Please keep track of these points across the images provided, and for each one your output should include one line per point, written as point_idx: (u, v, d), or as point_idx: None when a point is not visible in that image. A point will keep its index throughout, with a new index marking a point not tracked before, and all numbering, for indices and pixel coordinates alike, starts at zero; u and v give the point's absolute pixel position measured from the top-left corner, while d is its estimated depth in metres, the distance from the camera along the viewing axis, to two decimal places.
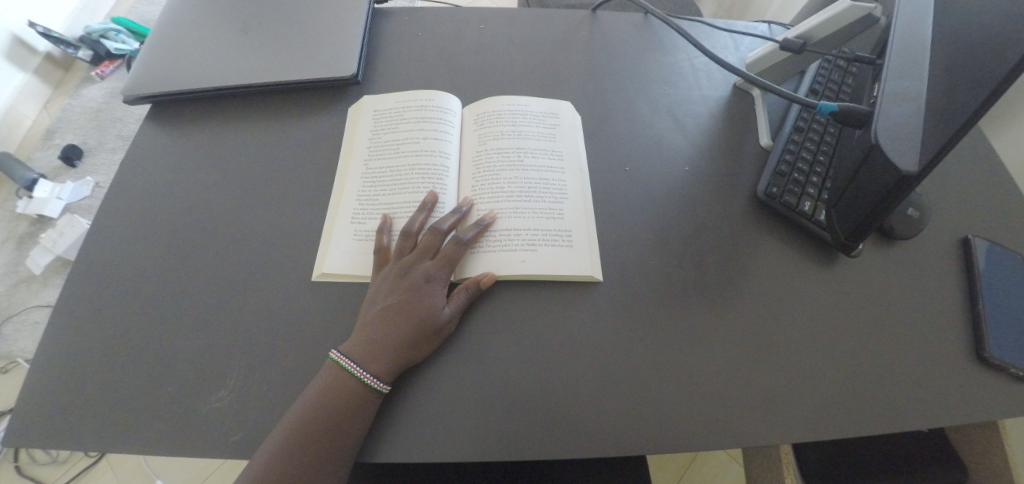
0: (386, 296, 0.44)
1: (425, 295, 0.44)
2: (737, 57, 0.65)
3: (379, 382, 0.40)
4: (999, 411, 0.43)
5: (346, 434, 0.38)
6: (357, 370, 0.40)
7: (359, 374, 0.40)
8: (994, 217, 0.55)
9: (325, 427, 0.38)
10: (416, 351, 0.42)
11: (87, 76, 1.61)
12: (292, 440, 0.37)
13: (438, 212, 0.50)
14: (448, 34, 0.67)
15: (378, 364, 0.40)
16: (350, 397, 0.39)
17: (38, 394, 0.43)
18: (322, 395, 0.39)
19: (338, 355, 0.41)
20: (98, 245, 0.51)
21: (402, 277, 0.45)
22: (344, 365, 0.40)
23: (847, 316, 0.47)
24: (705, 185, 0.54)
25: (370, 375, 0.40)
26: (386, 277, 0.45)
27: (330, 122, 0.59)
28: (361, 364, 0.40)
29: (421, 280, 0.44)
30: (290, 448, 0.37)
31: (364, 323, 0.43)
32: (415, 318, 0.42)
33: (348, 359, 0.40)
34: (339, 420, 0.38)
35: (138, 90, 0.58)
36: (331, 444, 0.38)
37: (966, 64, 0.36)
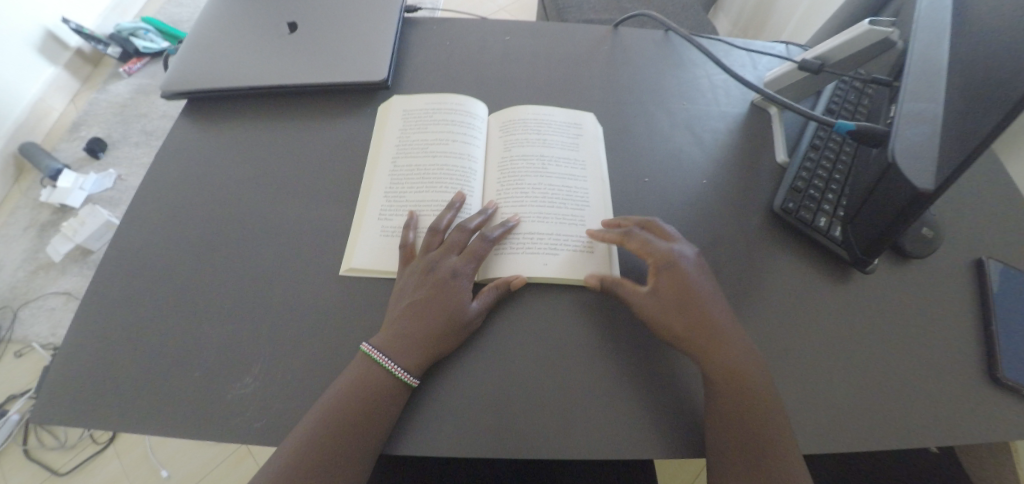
0: (414, 291, 0.45)
1: (451, 291, 0.45)
2: (755, 75, 0.67)
3: (408, 376, 0.41)
4: (1012, 432, 0.43)
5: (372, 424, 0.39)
6: (388, 362, 0.41)
7: (388, 367, 0.41)
8: (1009, 241, 0.55)
9: (354, 418, 0.39)
10: (442, 346, 0.43)
11: (115, 72, 1.66)
12: (324, 427, 0.39)
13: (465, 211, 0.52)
14: (474, 44, 0.69)
15: (406, 356, 0.42)
16: (377, 389, 0.40)
17: (71, 373, 0.44)
18: (352, 388, 0.40)
19: (369, 347, 0.42)
20: (132, 233, 0.53)
21: (430, 273, 0.46)
22: (375, 357, 0.42)
23: (860, 332, 0.48)
24: (721, 199, 0.55)
25: (400, 368, 0.41)
26: (414, 272, 0.47)
27: (358, 124, 0.61)
28: (390, 356, 0.41)
29: (448, 275, 0.46)
30: (321, 435, 0.38)
31: (393, 315, 0.44)
32: (443, 313, 0.44)
33: (378, 351, 0.42)
34: (367, 411, 0.39)
35: (177, 87, 0.61)
36: (357, 435, 0.39)
37: (982, 89, 0.37)
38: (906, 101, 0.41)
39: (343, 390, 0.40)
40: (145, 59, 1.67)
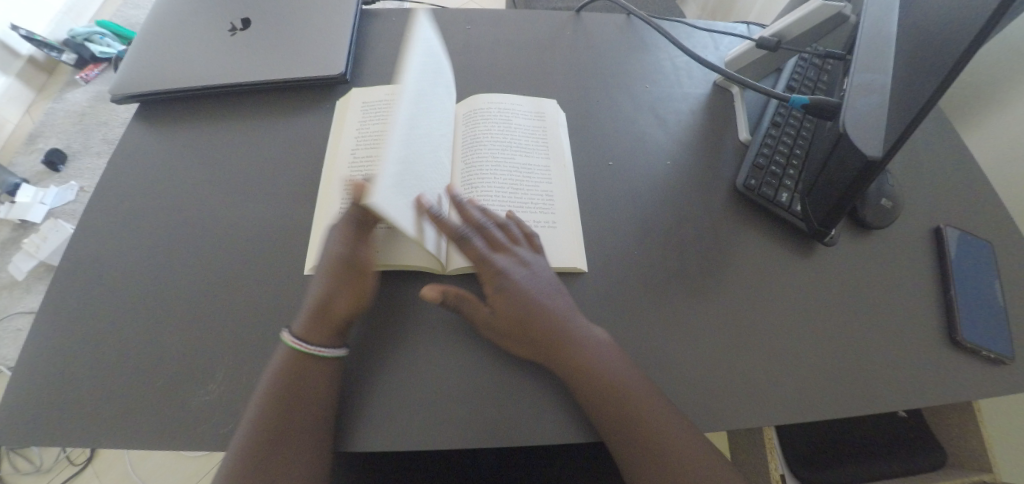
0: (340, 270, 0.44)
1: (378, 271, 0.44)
2: (717, 56, 0.67)
3: (329, 350, 0.40)
4: (971, 390, 0.45)
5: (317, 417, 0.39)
6: (304, 345, 0.40)
7: (312, 350, 0.40)
8: (964, 207, 0.57)
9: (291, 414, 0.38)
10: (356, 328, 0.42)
11: (70, 79, 1.59)
12: (261, 415, 0.38)
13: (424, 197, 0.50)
14: (436, 34, 0.68)
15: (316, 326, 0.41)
16: (311, 380, 0.39)
17: (24, 392, 0.43)
18: (279, 386, 0.39)
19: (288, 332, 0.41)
20: (85, 243, 0.50)
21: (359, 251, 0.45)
22: (293, 343, 0.40)
23: (824, 303, 0.49)
24: (687, 179, 0.55)
25: (315, 347, 0.40)
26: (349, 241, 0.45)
27: (319, 120, 0.59)
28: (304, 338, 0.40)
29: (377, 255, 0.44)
30: (260, 423, 0.38)
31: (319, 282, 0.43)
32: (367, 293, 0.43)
33: (299, 329, 0.41)
34: (307, 405, 0.38)
35: (126, 90, 0.58)
36: (300, 430, 0.38)
37: (926, 56, 0.38)
38: (855, 72, 0.42)
39: (270, 391, 0.39)
40: (103, 65, 1.61)
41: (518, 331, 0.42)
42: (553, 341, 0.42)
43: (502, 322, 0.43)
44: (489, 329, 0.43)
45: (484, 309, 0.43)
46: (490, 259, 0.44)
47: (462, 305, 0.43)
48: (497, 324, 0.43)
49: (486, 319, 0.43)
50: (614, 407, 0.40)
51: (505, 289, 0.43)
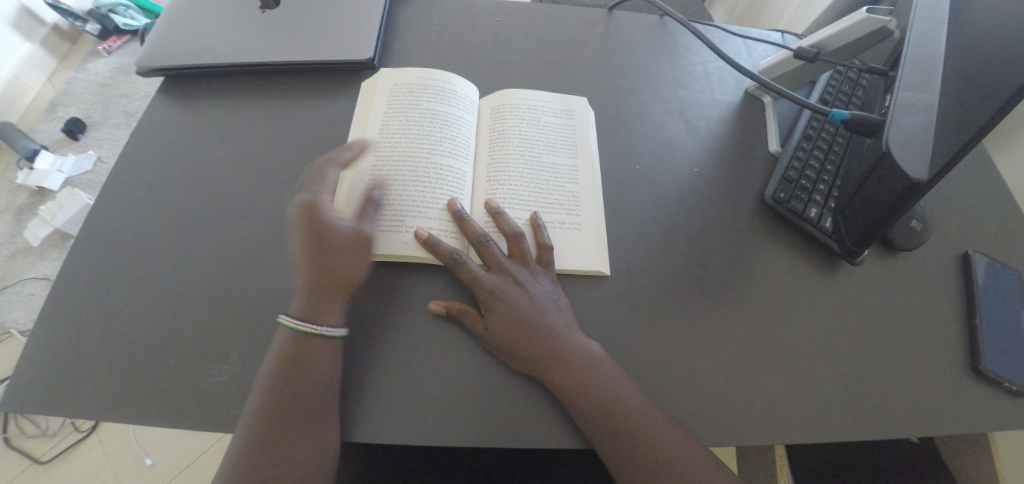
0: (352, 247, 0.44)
1: None
2: (751, 63, 0.66)
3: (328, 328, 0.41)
4: (993, 423, 0.44)
5: (321, 414, 0.38)
6: (308, 324, 0.40)
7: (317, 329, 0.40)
8: (996, 234, 0.55)
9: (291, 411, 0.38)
10: None
11: (93, 50, 1.60)
12: (276, 390, 0.38)
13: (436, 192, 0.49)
14: (465, 25, 0.67)
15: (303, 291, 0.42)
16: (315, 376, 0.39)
17: (40, 360, 0.43)
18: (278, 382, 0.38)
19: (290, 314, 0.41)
20: (105, 215, 0.50)
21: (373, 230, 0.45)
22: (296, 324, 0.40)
23: (847, 324, 0.47)
24: (713, 188, 0.54)
25: (319, 327, 0.40)
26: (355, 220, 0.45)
27: (343, 105, 0.59)
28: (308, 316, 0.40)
29: None
30: (275, 397, 0.38)
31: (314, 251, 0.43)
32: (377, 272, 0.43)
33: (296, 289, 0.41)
34: (308, 400, 0.38)
35: (153, 63, 0.58)
36: (303, 430, 0.37)
37: (980, 77, 0.36)
38: (901, 89, 0.40)
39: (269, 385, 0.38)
40: (126, 38, 1.62)
41: (510, 347, 0.42)
42: (542, 354, 0.41)
43: (498, 339, 0.42)
44: (487, 344, 0.43)
45: (481, 324, 0.43)
46: (485, 277, 0.44)
47: (465, 319, 0.43)
48: (493, 341, 0.42)
49: (483, 334, 0.43)
50: (604, 418, 0.39)
51: (499, 308, 0.43)
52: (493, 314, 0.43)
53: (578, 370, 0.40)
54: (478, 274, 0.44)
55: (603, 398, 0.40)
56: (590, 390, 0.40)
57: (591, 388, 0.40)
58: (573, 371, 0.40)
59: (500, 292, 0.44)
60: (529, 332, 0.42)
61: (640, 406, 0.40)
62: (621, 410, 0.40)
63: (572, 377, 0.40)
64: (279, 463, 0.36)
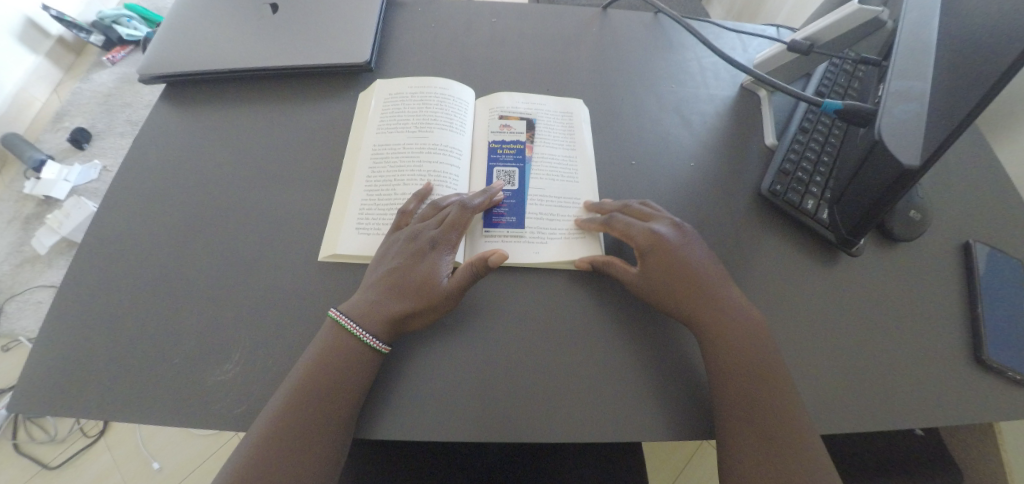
0: (394, 258, 0.45)
1: (428, 261, 0.44)
2: (746, 58, 0.66)
3: (378, 343, 0.41)
4: (996, 412, 0.44)
5: (337, 427, 0.38)
6: (356, 329, 0.41)
7: (354, 332, 0.41)
8: (996, 223, 0.55)
9: (303, 429, 0.37)
10: (412, 317, 0.42)
11: (97, 61, 1.63)
12: (311, 377, 0.39)
13: (442, 194, 0.50)
14: (460, 26, 0.68)
15: (407, 323, 0.42)
16: (329, 390, 0.39)
17: (47, 362, 0.44)
18: (289, 401, 0.38)
19: (338, 313, 0.42)
20: (108, 220, 0.52)
21: (413, 240, 0.46)
22: (343, 323, 0.41)
23: (845, 315, 0.47)
24: (709, 182, 0.55)
25: (368, 335, 0.41)
26: (388, 231, 0.49)
27: (341, 108, 0.59)
28: (355, 320, 0.41)
29: (428, 245, 0.45)
30: (308, 383, 0.39)
31: (370, 280, 0.44)
32: (416, 282, 0.43)
33: (346, 317, 0.42)
34: (331, 397, 0.38)
35: (154, 70, 0.59)
36: (319, 447, 0.37)
37: (972, 62, 0.36)
38: (893, 78, 0.40)
39: (279, 407, 0.38)
40: (129, 48, 1.65)
41: (675, 302, 0.43)
42: (712, 313, 0.42)
43: (654, 281, 0.44)
44: (643, 287, 0.44)
45: (632, 272, 0.45)
46: (643, 224, 0.46)
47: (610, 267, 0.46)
48: (648, 283, 0.44)
49: (639, 279, 0.44)
50: (748, 379, 0.40)
51: (657, 253, 0.44)
52: (647, 256, 0.45)
53: (735, 333, 0.41)
54: (640, 224, 0.47)
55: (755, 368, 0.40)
56: (747, 356, 0.40)
57: (747, 350, 0.41)
58: (727, 325, 0.42)
59: (659, 236, 0.45)
60: (675, 279, 0.43)
61: (774, 374, 0.40)
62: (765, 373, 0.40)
63: (739, 342, 0.41)
64: (307, 444, 0.37)
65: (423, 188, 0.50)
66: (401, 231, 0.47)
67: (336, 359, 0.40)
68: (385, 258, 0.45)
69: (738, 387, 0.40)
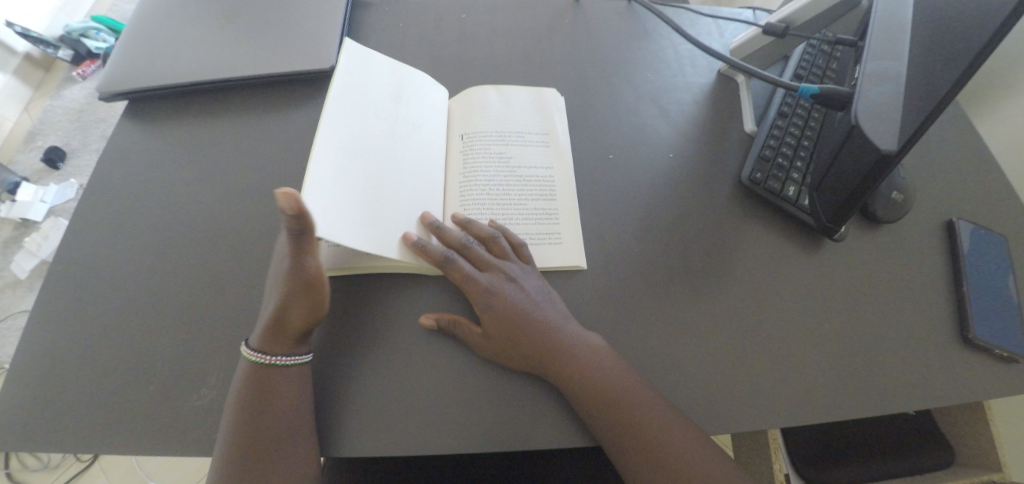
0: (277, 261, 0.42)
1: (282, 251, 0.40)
2: (722, 43, 0.65)
3: (301, 356, 0.39)
4: (983, 391, 0.44)
5: (296, 442, 0.37)
6: (260, 355, 0.38)
7: (259, 358, 0.38)
8: (979, 199, 0.55)
9: (257, 448, 0.36)
10: (285, 314, 0.38)
11: (68, 76, 1.59)
12: (253, 407, 0.37)
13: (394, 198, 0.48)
14: (430, 24, 0.66)
15: (286, 323, 0.38)
16: (285, 406, 0.37)
17: (17, 396, 0.43)
18: (239, 419, 0.37)
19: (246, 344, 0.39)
20: (74, 245, 0.50)
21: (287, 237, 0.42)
22: (251, 355, 0.39)
23: (831, 302, 0.47)
24: (689, 173, 0.54)
25: (275, 355, 0.38)
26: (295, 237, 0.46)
27: (311, 116, 0.58)
28: (251, 340, 0.39)
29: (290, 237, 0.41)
30: (251, 415, 0.37)
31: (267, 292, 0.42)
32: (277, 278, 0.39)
33: (250, 345, 0.39)
34: (280, 423, 0.37)
35: (114, 87, 0.57)
36: (275, 464, 0.36)
37: (947, 39, 0.35)
38: (869, 60, 0.40)
39: (227, 442, 0.36)
40: (100, 61, 1.61)
41: (513, 353, 0.41)
42: (546, 354, 0.40)
43: (493, 343, 0.41)
44: (482, 348, 0.41)
45: (476, 331, 0.42)
46: (477, 276, 0.43)
47: (457, 330, 0.42)
48: (488, 345, 0.41)
49: (480, 341, 0.41)
50: (608, 410, 0.39)
51: (495, 308, 0.42)
52: (484, 317, 0.42)
53: (572, 370, 0.40)
54: (470, 274, 0.43)
55: (611, 399, 0.39)
56: (596, 389, 0.39)
57: (591, 383, 0.39)
58: (566, 360, 0.40)
59: (495, 290, 0.43)
60: (512, 331, 0.41)
61: (637, 399, 0.39)
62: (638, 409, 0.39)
63: (582, 372, 0.39)
64: (265, 473, 0.36)
65: None
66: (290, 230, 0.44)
67: (281, 382, 0.38)
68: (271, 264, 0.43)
69: (614, 420, 0.39)
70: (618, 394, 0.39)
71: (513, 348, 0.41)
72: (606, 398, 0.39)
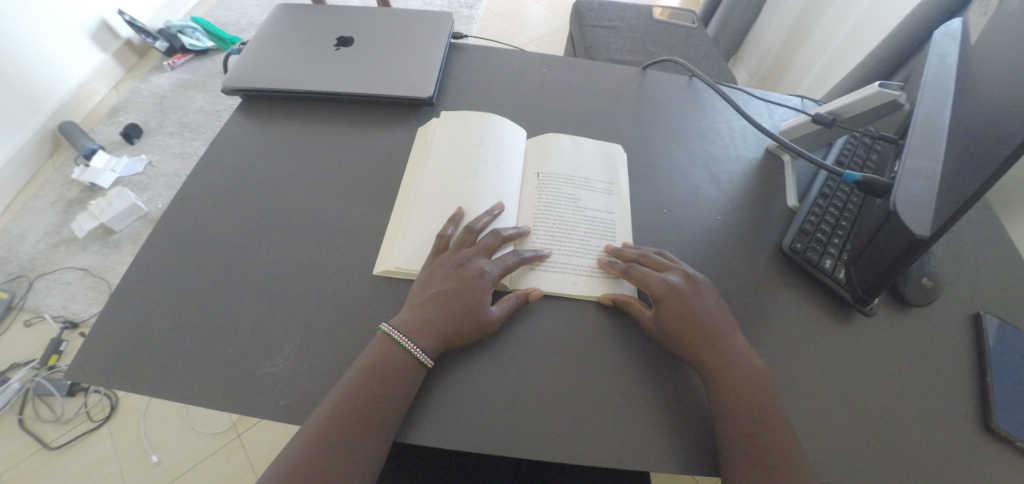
0: (441, 281, 0.48)
1: (475, 287, 0.48)
2: (771, 124, 0.72)
3: (425, 356, 0.44)
4: (1004, 481, 0.45)
5: (380, 431, 0.41)
6: (408, 343, 0.44)
7: (408, 347, 0.44)
8: (1007, 298, 0.58)
9: (355, 431, 0.40)
10: (462, 339, 0.46)
11: (158, 64, 1.76)
12: (360, 384, 0.42)
13: (472, 216, 0.55)
14: (512, 72, 0.75)
15: (454, 343, 0.46)
16: (374, 400, 0.41)
17: (110, 337, 0.48)
18: (342, 404, 0.41)
19: (389, 328, 0.45)
20: (179, 213, 0.57)
21: (458, 266, 0.49)
22: (395, 337, 0.44)
23: (858, 373, 0.50)
24: (732, 235, 0.59)
25: (418, 349, 0.44)
26: (429, 254, 0.52)
27: (400, 135, 0.65)
28: (407, 335, 0.44)
29: (475, 274, 0.49)
30: (356, 391, 0.42)
31: (417, 301, 0.47)
32: (463, 306, 0.46)
33: (398, 332, 0.45)
34: (375, 403, 0.41)
35: (237, 84, 0.66)
36: (360, 448, 0.40)
37: (979, 147, 0.40)
38: (907, 157, 0.45)
39: (328, 410, 0.41)
40: (190, 56, 1.78)
41: (685, 338, 0.46)
42: (716, 353, 0.45)
43: (665, 328, 0.47)
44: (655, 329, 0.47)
45: (646, 313, 0.48)
46: (658, 274, 0.50)
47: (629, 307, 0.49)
48: (659, 329, 0.47)
49: (652, 323, 0.48)
50: (749, 412, 0.42)
51: (676, 302, 0.47)
52: (661, 305, 0.48)
53: (735, 370, 0.44)
54: (651, 272, 0.50)
55: (754, 403, 0.43)
56: (747, 390, 0.43)
57: (744, 386, 0.43)
58: (725, 364, 0.45)
59: (675, 287, 0.48)
60: (688, 321, 0.46)
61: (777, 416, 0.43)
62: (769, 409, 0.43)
63: (734, 376, 0.44)
64: (350, 446, 0.40)
65: (456, 212, 0.54)
66: (446, 256, 0.50)
67: (387, 365, 0.43)
68: (428, 285, 0.48)
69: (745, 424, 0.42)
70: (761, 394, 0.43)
71: (688, 334, 0.46)
72: (756, 402, 0.43)
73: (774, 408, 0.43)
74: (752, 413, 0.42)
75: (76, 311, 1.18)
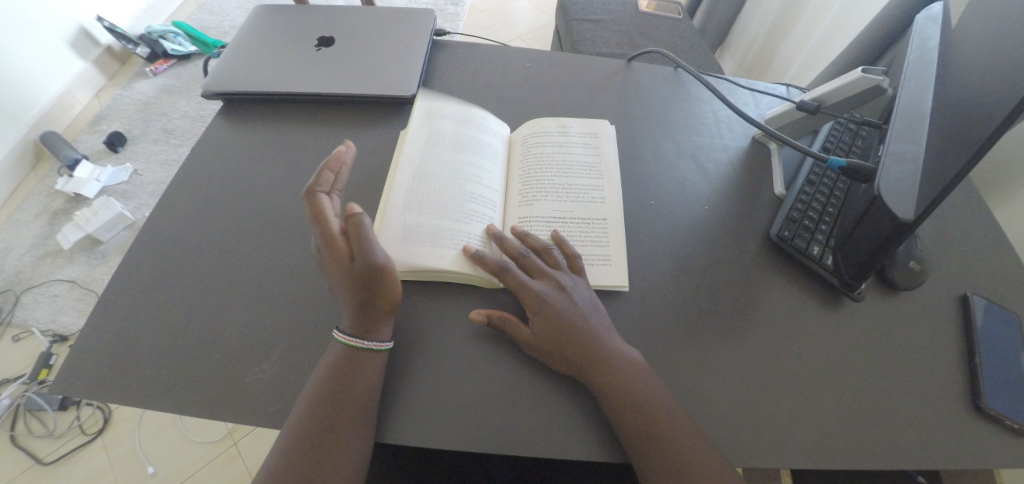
0: (332, 258, 0.46)
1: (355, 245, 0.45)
2: (757, 113, 0.72)
3: (376, 342, 0.44)
4: (993, 459, 0.45)
5: (360, 436, 0.41)
6: (358, 340, 0.44)
7: (364, 345, 0.43)
8: (992, 277, 0.58)
9: (335, 434, 0.40)
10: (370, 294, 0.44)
11: (140, 71, 1.73)
12: (345, 387, 0.42)
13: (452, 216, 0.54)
14: (497, 68, 0.74)
15: (372, 307, 0.44)
16: (358, 404, 0.41)
17: (93, 349, 0.47)
18: (320, 414, 0.41)
19: (342, 333, 0.44)
20: (162, 221, 0.56)
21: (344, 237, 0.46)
22: (346, 340, 0.44)
23: (847, 358, 0.50)
24: (721, 224, 0.59)
25: (365, 340, 0.44)
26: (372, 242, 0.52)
27: (385, 135, 0.65)
28: (353, 332, 0.44)
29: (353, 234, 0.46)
30: (342, 394, 0.41)
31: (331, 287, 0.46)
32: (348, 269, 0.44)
33: (350, 334, 0.44)
34: (358, 409, 0.41)
35: (218, 88, 0.65)
36: (338, 452, 0.40)
37: (961, 128, 0.40)
38: (891, 140, 0.44)
39: (310, 413, 0.41)
40: (172, 61, 1.75)
41: (563, 354, 0.44)
42: (590, 363, 0.44)
43: (544, 345, 0.45)
44: (529, 348, 0.46)
45: (525, 330, 0.46)
46: (529, 284, 0.48)
47: (507, 325, 0.46)
48: (539, 347, 0.45)
49: (529, 339, 0.45)
50: (643, 415, 0.42)
51: (550, 314, 0.46)
52: (536, 321, 0.46)
53: (616, 375, 0.43)
54: (523, 280, 0.48)
55: (642, 408, 0.42)
56: (629, 393, 0.43)
57: (630, 391, 0.43)
58: (600, 371, 0.43)
59: (545, 299, 0.47)
60: (561, 336, 0.45)
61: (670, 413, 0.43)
62: (656, 411, 0.42)
63: (618, 380, 0.43)
64: (330, 451, 0.40)
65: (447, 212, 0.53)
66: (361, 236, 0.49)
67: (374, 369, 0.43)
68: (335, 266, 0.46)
69: (648, 430, 0.41)
70: (643, 399, 0.43)
71: (560, 349, 0.44)
72: (643, 405, 0.42)
73: (664, 406, 0.43)
74: (650, 416, 0.42)
75: (65, 324, 1.16)
